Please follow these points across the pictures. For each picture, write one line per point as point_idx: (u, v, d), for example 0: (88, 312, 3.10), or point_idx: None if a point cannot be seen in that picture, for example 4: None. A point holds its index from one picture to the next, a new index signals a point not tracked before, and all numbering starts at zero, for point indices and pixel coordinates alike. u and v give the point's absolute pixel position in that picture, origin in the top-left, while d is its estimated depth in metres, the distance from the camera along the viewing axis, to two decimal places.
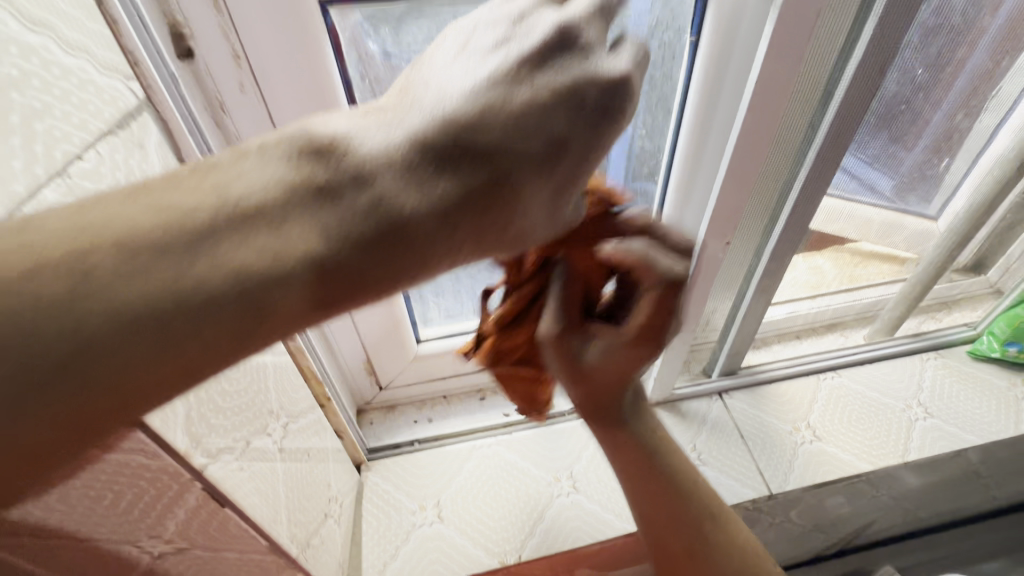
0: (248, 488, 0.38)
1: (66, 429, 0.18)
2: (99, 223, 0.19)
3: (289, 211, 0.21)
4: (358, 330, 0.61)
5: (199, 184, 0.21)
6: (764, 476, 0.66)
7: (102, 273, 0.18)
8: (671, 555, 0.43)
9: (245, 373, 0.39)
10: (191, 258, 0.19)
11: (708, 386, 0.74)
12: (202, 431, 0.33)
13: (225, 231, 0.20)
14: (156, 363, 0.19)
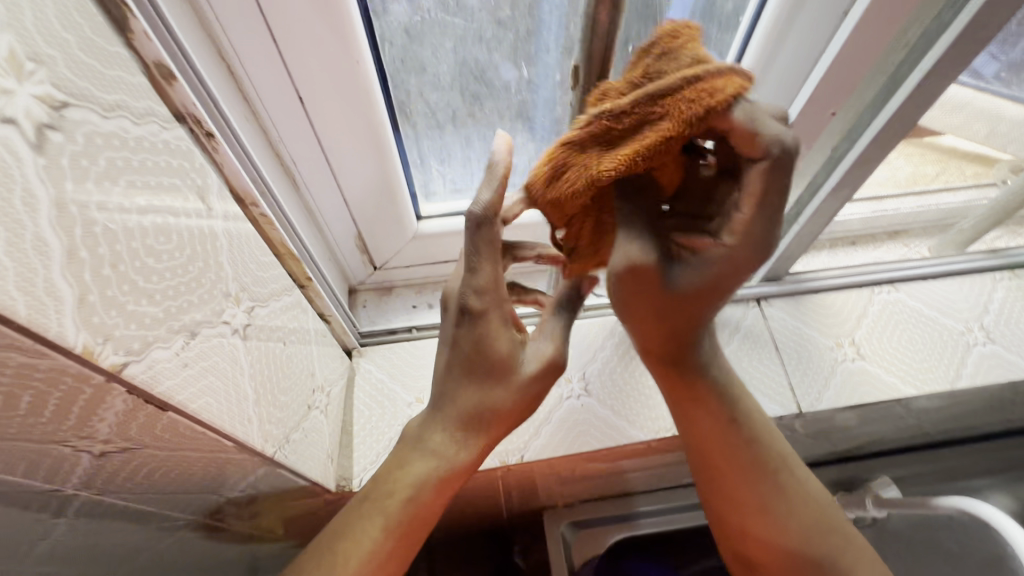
0: (200, 388, 0.30)
1: (416, 537, 0.41)
2: (368, 540, 0.40)
3: (463, 429, 0.41)
4: (343, 194, 0.50)
5: (397, 487, 0.40)
6: (795, 393, 0.60)
7: (373, 531, 0.40)
8: (731, 506, 0.46)
9: (183, 244, 0.29)
10: (431, 459, 0.41)
11: (747, 292, 0.64)
12: (113, 322, 0.24)
13: (446, 457, 0.41)
14: (428, 524, 0.41)
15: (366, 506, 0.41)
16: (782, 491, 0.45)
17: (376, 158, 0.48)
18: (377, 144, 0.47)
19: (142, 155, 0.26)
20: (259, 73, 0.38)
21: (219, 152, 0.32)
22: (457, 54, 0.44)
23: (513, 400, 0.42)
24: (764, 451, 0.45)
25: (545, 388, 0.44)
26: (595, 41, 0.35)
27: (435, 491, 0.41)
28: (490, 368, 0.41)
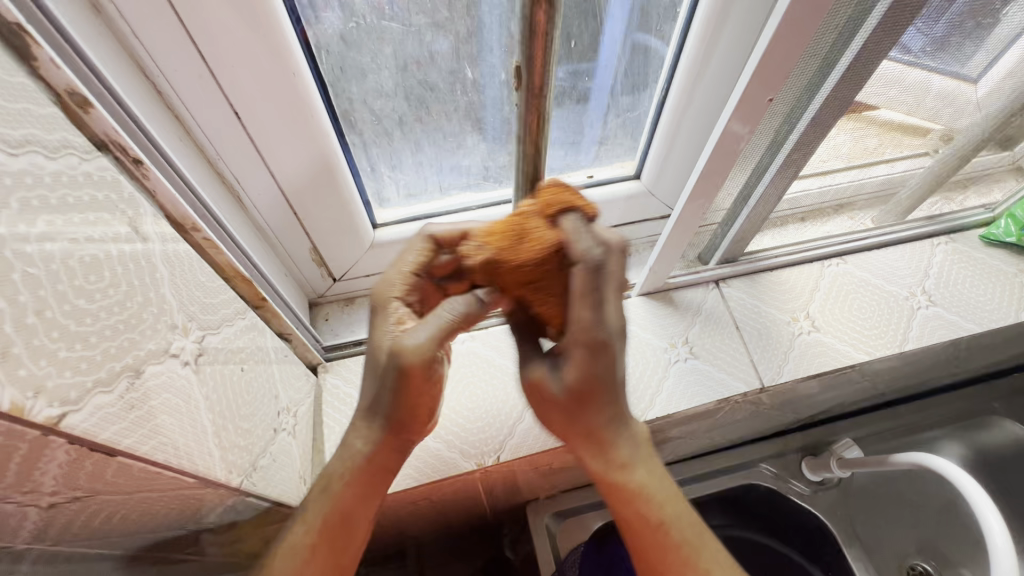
0: (151, 428, 0.29)
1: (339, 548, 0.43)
2: (287, 554, 0.42)
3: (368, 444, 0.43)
4: (286, 202, 0.48)
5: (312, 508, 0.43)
6: (757, 368, 0.62)
7: (293, 545, 0.42)
8: (647, 562, 0.45)
9: (115, 278, 0.27)
10: (329, 475, 0.43)
11: (706, 275, 0.66)
12: (42, 374, 0.22)
13: (351, 469, 0.43)
14: (346, 532, 0.43)
15: (310, 499, 0.44)
16: (682, 561, 0.44)
17: (320, 162, 0.46)
18: (321, 146, 0.45)
19: (60, 190, 0.24)
20: (180, 79, 0.36)
21: (150, 179, 0.31)
22: (397, 59, 0.43)
23: (396, 398, 0.41)
24: (668, 524, 0.43)
25: (421, 388, 0.41)
26: (535, 42, 0.34)
27: (352, 487, 0.43)
28: (377, 379, 0.41)
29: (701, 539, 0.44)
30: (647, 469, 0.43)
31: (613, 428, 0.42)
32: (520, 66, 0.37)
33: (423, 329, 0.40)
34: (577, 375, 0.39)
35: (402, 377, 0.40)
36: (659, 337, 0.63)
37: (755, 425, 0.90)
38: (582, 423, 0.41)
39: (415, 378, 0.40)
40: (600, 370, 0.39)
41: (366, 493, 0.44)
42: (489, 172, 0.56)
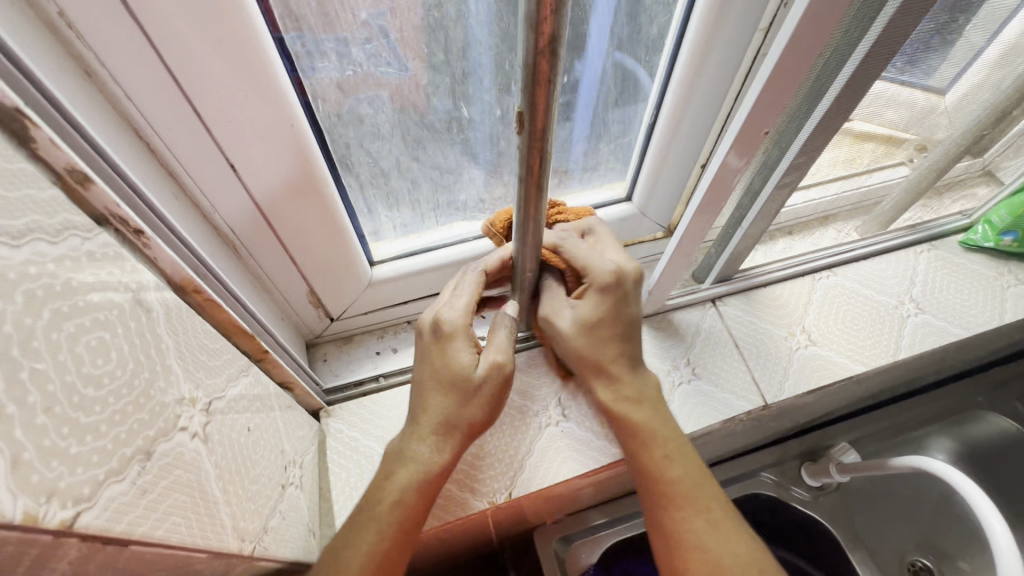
0: (163, 512, 0.28)
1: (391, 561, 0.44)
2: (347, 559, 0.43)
3: (434, 455, 0.47)
4: (276, 233, 0.45)
5: (377, 511, 0.45)
6: (759, 387, 0.62)
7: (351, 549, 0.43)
8: (665, 537, 0.47)
9: (121, 357, 0.26)
10: (394, 479, 0.46)
11: (702, 294, 0.67)
12: (52, 476, 0.21)
13: (417, 477, 0.46)
14: (403, 542, 0.44)
15: (368, 515, 0.44)
16: (706, 521, 0.46)
17: (312, 189, 0.44)
18: (311, 173, 0.42)
19: (65, 277, 0.23)
20: (158, 114, 0.33)
21: (152, 247, 0.30)
22: (394, 102, 0.42)
23: (482, 405, 0.47)
24: (689, 481, 0.48)
25: (494, 395, 0.48)
26: (537, 89, 0.34)
27: (418, 494, 0.45)
28: (464, 385, 0.47)
29: (718, 504, 0.48)
30: (648, 411, 0.50)
31: (614, 358, 0.51)
32: (521, 111, 0.36)
33: (506, 335, 0.50)
34: (590, 308, 0.51)
35: (496, 377, 0.47)
36: (661, 359, 0.63)
37: (754, 435, 0.90)
38: (600, 350, 0.51)
39: (506, 379, 0.48)
40: (603, 304, 0.50)
41: (428, 497, 0.46)
42: (485, 205, 0.56)
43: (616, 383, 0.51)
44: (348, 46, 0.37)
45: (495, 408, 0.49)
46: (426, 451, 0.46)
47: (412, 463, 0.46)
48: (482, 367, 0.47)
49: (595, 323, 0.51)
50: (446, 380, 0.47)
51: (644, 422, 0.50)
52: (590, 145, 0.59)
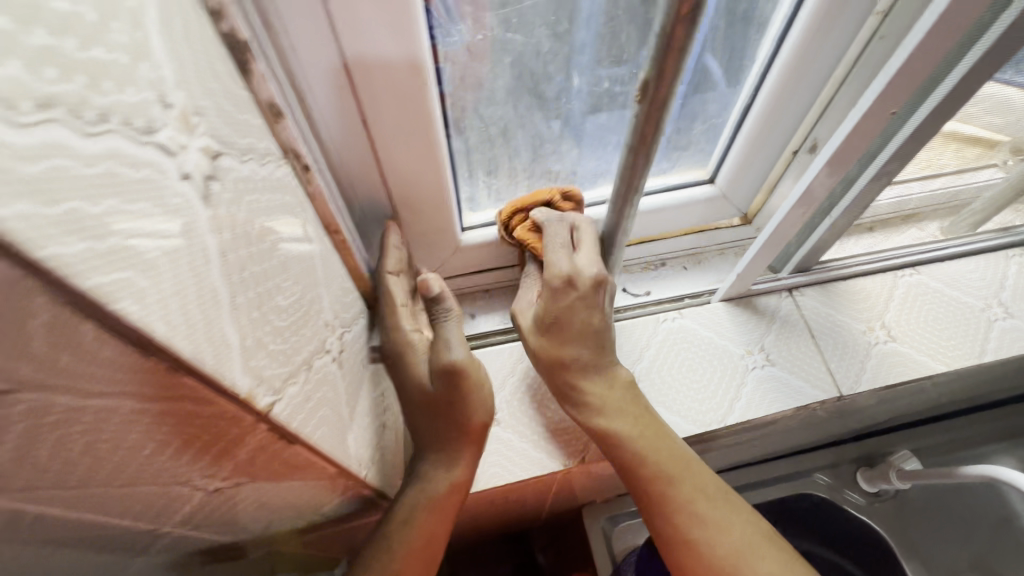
0: (317, 418, 0.31)
1: (424, 561, 0.46)
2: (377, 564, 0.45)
3: (437, 465, 0.50)
4: (382, 180, 0.49)
5: (398, 523, 0.47)
6: (834, 378, 0.62)
7: (376, 555, 0.45)
8: (671, 542, 0.46)
9: (296, 276, 0.30)
10: (407, 492, 0.49)
11: (782, 283, 0.67)
12: (262, 363, 0.24)
13: (427, 486, 0.49)
14: (424, 547, 0.46)
15: (389, 532, 0.46)
16: (693, 515, 0.45)
17: (424, 148, 0.46)
18: (427, 134, 0.45)
19: (266, 196, 0.26)
20: (309, 59, 0.36)
21: (314, 184, 0.33)
22: (513, 68, 0.44)
23: (449, 416, 0.50)
24: (670, 478, 0.47)
25: (463, 395, 0.50)
26: (669, 56, 0.35)
27: (430, 511, 0.47)
28: (429, 400, 0.50)
29: (709, 491, 0.47)
30: (614, 412, 0.50)
31: (568, 352, 0.51)
32: (646, 80, 0.38)
33: (458, 343, 0.51)
34: (545, 308, 0.51)
35: (447, 384, 0.49)
36: (734, 343, 0.64)
37: (815, 433, 0.88)
38: (556, 353, 0.51)
39: (460, 382, 0.49)
40: (560, 310, 0.51)
41: (443, 506, 0.48)
42: (576, 177, 0.58)
43: (578, 395, 0.51)
44: (485, 11, 0.39)
45: (466, 419, 0.50)
46: (433, 465, 0.50)
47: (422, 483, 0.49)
48: (433, 377, 0.50)
49: (562, 329, 0.51)
50: (418, 400, 0.52)
51: (608, 419, 0.50)
52: (682, 124, 0.60)
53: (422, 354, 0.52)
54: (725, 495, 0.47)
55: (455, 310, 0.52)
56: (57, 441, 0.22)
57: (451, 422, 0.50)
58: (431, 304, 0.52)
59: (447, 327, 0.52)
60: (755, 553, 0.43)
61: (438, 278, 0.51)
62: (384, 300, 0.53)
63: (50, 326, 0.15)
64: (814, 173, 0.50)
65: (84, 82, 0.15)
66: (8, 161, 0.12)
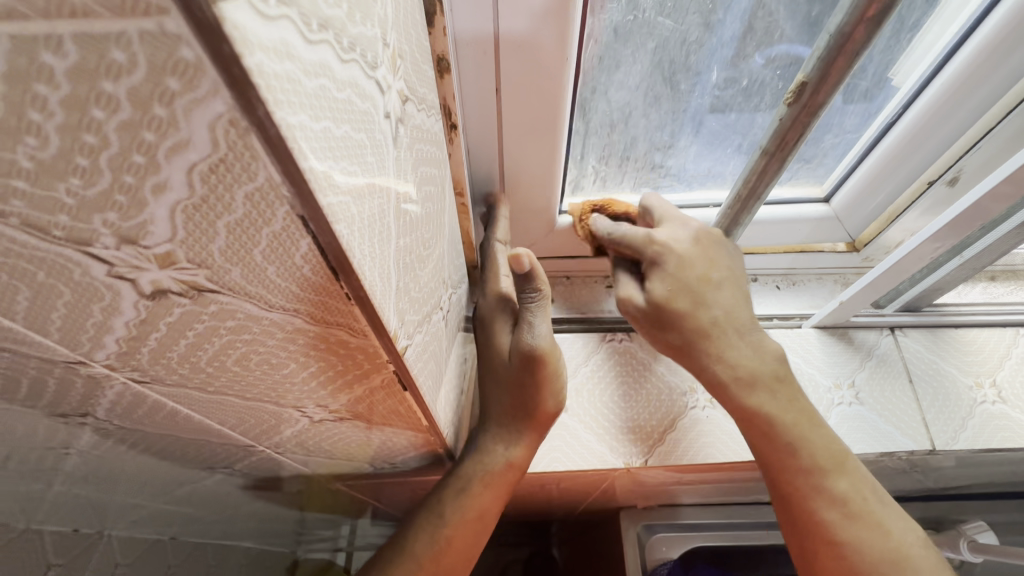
0: (426, 368, 0.32)
1: (470, 532, 0.47)
2: (427, 525, 0.47)
3: (498, 440, 0.49)
4: (500, 157, 0.49)
5: (452, 492, 0.47)
6: (929, 430, 0.58)
7: (430, 516, 0.47)
8: (810, 542, 0.42)
9: (432, 232, 0.31)
10: (464, 459, 0.49)
11: (884, 319, 0.63)
12: (406, 306, 0.25)
13: (484, 458, 0.48)
14: (474, 519, 0.47)
15: (445, 498, 0.48)
16: (851, 515, 0.41)
17: (550, 129, 0.46)
18: (556, 115, 0.45)
19: (425, 147, 0.27)
20: (464, 27, 0.38)
21: (455, 144, 0.34)
22: (655, 54, 0.44)
23: (518, 398, 0.49)
24: (825, 470, 0.42)
25: (535, 378, 0.47)
26: (838, 59, 0.33)
27: (484, 485, 0.47)
28: (505, 375, 0.49)
29: (869, 492, 0.42)
30: (768, 394, 0.45)
31: (705, 313, 0.46)
32: (804, 82, 0.36)
33: (543, 327, 0.48)
34: (665, 287, 0.46)
35: (524, 364, 0.47)
36: (823, 374, 0.60)
37: (883, 486, 0.82)
38: (689, 327, 0.46)
39: (538, 366, 0.47)
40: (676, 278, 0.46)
41: (499, 484, 0.48)
42: (685, 175, 0.56)
43: None
44: None
45: (535, 403, 0.48)
46: (497, 440, 0.49)
47: (480, 455, 0.48)
48: (511, 355, 0.48)
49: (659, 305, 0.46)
50: (495, 369, 0.50)
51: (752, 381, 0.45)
52: (813, 136, 0.56)
53: (507, 328, 0.50)
54: (882, 495, 0.42)
55: (541, 295, 0.48)
56: (221, 346, 0.23)
57: (521, 401, 0.48)
58: (519, 284, 0.48)
59: (534, 312, 0.48)
60: (909, 558, 0.40)
61: (529, 253, 0.44)
62: (488, 265, 0.54)
63: (275, 237, 0.16)
64: (959, 208, 0.46)
65: (346, 10, 0.15)
66: (299, 74, 0.13)
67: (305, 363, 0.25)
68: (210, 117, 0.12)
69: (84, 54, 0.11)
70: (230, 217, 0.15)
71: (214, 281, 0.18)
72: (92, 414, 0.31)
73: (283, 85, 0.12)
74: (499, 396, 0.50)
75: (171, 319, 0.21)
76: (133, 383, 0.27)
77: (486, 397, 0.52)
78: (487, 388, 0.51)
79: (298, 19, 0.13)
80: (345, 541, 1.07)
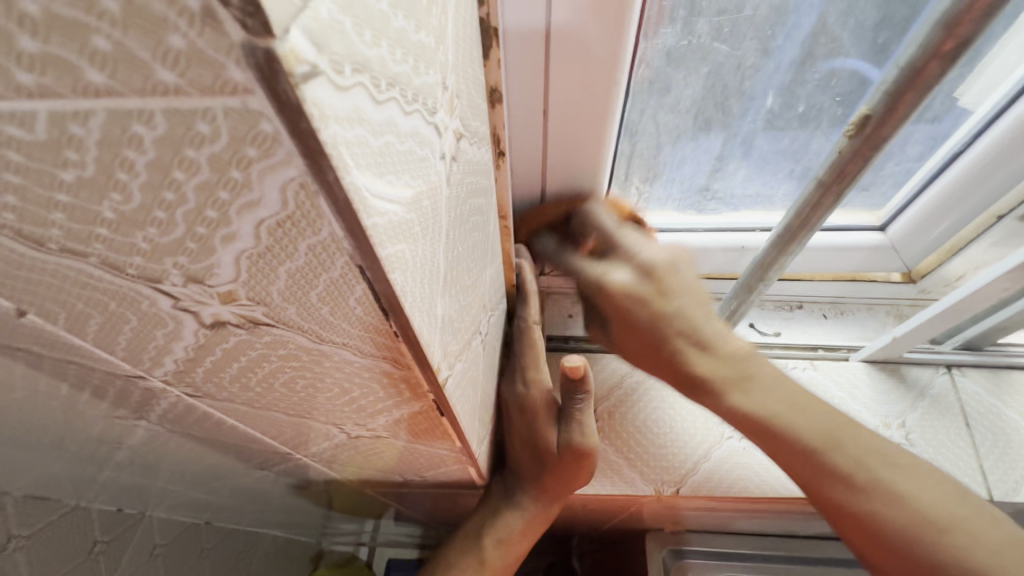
0: (464, 395, 0.32)
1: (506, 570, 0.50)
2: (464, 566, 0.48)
3: (534, 501, 0.49)
4: (544, 170, 0.48)
5: (489, 539, 0.49)
6: (985, 478, 0.54)
7: (467, 559, 0.49)
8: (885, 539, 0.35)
9: (476, 259, 0.31)
10: (498, 512, 0.49)
11: (939, 356, 0.60)
12: (448, 338, 0.25)
13: (521, 516, 0.49)
14: (509, 561, 0.49)
15: (483, 541, 0.49)
16: (933, 530, 0.33)
17: (595, 137, 0.45)
18: (604, 126, 0.43)
19: (474, 178, 0.27)
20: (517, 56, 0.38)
21: (503, 169, 0.34)
22: (708, 79, 0.44)
23: (560, 477, 0.48)
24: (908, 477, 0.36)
25: (581, 468, 0.48)
26: (907, 93, 0.32)
27: (521, 534, 0.49)
28: (543, 459, 0.49)
29: (933, 492, 0.34)
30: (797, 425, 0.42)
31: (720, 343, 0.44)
32: (867, 114, 0.34)
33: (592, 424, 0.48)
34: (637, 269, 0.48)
35: (572, 457, 0.47)
36: (870, 412, 0.58)
37: None
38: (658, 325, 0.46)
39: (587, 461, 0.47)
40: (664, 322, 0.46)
41: (534, 534, 0.50)
42: (733, 197, 0.55)
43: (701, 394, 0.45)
44: (699, 17, 0.39)
45: (570, 491, 0.49)
46: (534, 502, 0.49)
47: (516, 511, 0.49)
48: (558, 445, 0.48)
49: None
50: (529, 440, 0.49)
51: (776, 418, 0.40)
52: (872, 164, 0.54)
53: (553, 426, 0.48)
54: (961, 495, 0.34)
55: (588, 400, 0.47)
56: (270, 369, 0.24)
57: (561, 479, 0.48)
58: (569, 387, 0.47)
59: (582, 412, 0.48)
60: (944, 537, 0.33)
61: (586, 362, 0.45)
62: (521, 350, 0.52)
63: (333, 282, 0.16)
64: None
65: (412, 63, 0.16)
66: (367, 135, 0.13)
67: (348, 389, 0.26)
68: (282, 179, 0.12)
69: (171, 125, 0.11)
70: (291, 264, 0.16)
71: (270, 317, 0.19)
72: (146, 417, 0.33)
73: (353, 151, 0.12)
74: (533, 463, 0.49)
75: (227, 346, 0.21)
76: (185, 395, 0.28)
77: (515, 449, 0.50)
78: (516, 445, 0.50)
79: (370, 83, 0.13)
80: (368, 536, 1.09)
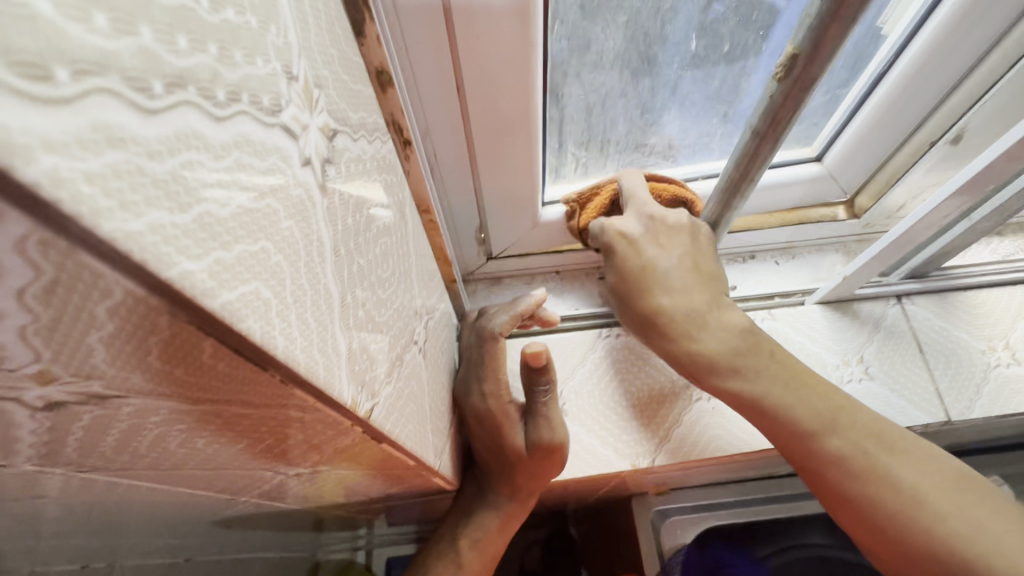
0: (406, 417, 0.29)
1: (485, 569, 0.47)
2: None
3: (505, 501, 0.47)
4: (469, 151, 0.45)
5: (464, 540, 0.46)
6: (942, 400, 0.56)
7: (444, 561, 0.46)
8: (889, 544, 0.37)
9: (393, 267, 0.27)
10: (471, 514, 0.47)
11: (889, 288, 0.60)
12: (365, 366, 0.22)
13: (494, 516, 0.47)
14: (485, 559, 0.47)
15: (460, 544, 0.46)
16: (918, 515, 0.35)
17: (520, 111, 0.42)
18: (525, 89, 0.40)
19: (370, 176, 0.24)
20: (415, 31, 0.34)
21: (413, 160, 0.31)
22: (627, 29, 0.41)
23: (527, 476, 0.46)
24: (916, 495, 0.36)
25: (550, 465, 0.46)
26: (832, 26, 0.29)
27: (498, 531, 0.47)
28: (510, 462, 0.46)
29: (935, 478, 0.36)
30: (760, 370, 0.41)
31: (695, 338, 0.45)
32: (795, 53, 0.32)
33: (558, 416, 0.46)
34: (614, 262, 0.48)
35: (540, 456, 0.45)
36: (830, 352, 0.58)
37: None
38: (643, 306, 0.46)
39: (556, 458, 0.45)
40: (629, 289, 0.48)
41: (507, 532, 0.48)
42: (672, 151, 0.52)
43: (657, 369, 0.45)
44: None
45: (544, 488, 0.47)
46: (506, 501, 0.47)
47: (491, 512, 0.47)
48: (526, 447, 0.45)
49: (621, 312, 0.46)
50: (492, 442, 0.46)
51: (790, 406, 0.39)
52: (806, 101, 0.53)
53: (517, 428, 0.45)
54: (962, 483, 0.36)
55: (553, 386, 0.45)
56: (156, 435, 0.20)
57: (530, 477, 0.46)
58: (531, 376, 0.45)
59: (548, 403, 0.46)
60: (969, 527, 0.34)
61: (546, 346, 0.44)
62: (473, 350, 0.48)
63: (170, 344, 0.13)
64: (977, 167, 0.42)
65: (215, 51, 0.12)
66: (138, 160, 0.10)
67: (259, 437, 0.22)
68: (11, 241, 0.09)
69: None
70: (101, 332, 0.12)
71: (114, 388, 0.15)
72: (43, 498, 0.28)
73: (102, 187, 0.09)
74: (499, 464, 0.46)
75: (84, 423, 0.18)
76: (74, 472, 0.24)
77: (480, 449, 0.47)
78: (480, 446, 0.47)
79: (124, 88, 0.09)
80: (364, 540, 1.03)
